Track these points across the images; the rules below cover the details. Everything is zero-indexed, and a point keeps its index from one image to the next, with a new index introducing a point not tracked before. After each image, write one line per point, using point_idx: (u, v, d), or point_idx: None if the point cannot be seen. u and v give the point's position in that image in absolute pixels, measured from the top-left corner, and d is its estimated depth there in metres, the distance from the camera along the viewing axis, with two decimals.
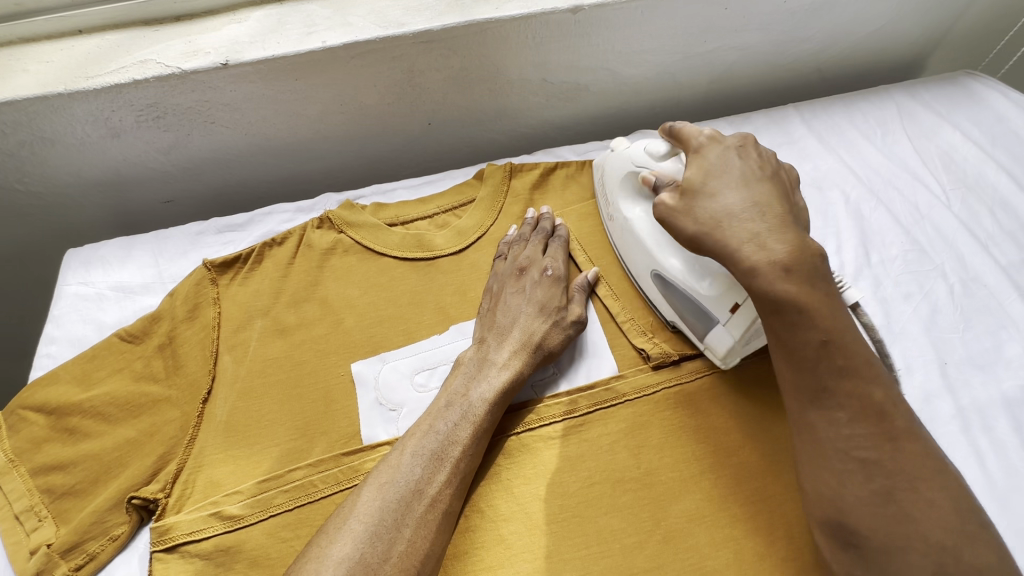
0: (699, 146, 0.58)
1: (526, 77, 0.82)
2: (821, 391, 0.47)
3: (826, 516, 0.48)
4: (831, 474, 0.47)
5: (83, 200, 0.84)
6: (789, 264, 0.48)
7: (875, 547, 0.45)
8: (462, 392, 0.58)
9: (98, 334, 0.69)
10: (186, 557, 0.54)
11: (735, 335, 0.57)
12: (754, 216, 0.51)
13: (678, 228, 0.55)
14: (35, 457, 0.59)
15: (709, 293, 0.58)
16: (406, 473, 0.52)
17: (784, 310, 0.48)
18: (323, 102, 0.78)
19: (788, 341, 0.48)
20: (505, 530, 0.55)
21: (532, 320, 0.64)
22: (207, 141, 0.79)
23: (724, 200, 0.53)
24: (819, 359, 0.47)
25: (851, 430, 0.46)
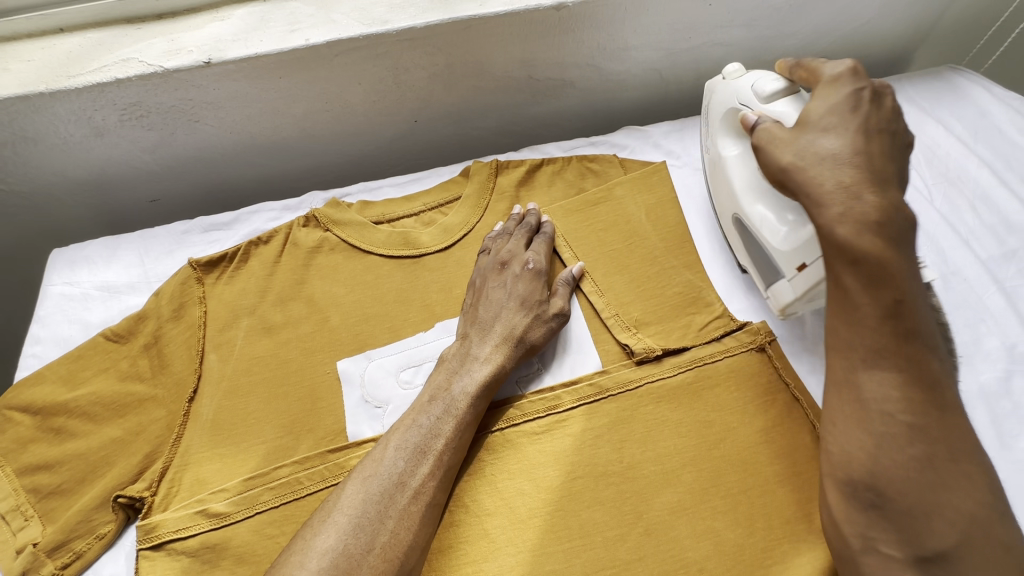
0: (835, 77, 0.55)
1: (511, 73, 0.82)
2: (878, 349, 0.48)
3: (855, 474, 0.48)
4: (871, 432, 0.48)
5: (69, 199, 0.83)
6: (880, 220, 0.48)
7: (902, 507, 0.46)
8: (444, 386, 0.59)
9: (84, 334, 0.69)
10: (173, 555, 0.55)
11: (797, 293, 0.60)
12: (852, 163, 0.51)
13: (772, 158, 0.55)
14: (21, 457, 0.59)
15: (781, 248, 0.60)
16: (389, 466, 0.53)
17: (858, 263, 0.49)
18: (308, 100, 0.78)
19: (856, 299, 0.49)
20: (489, 524, 0.56)
21: (514, 314, 0.65)
22: (192, 140, 0.79)
23: (832, 138, 0.52)
24: (891, 320, 0.48)
25: (911, 393, 0.47)
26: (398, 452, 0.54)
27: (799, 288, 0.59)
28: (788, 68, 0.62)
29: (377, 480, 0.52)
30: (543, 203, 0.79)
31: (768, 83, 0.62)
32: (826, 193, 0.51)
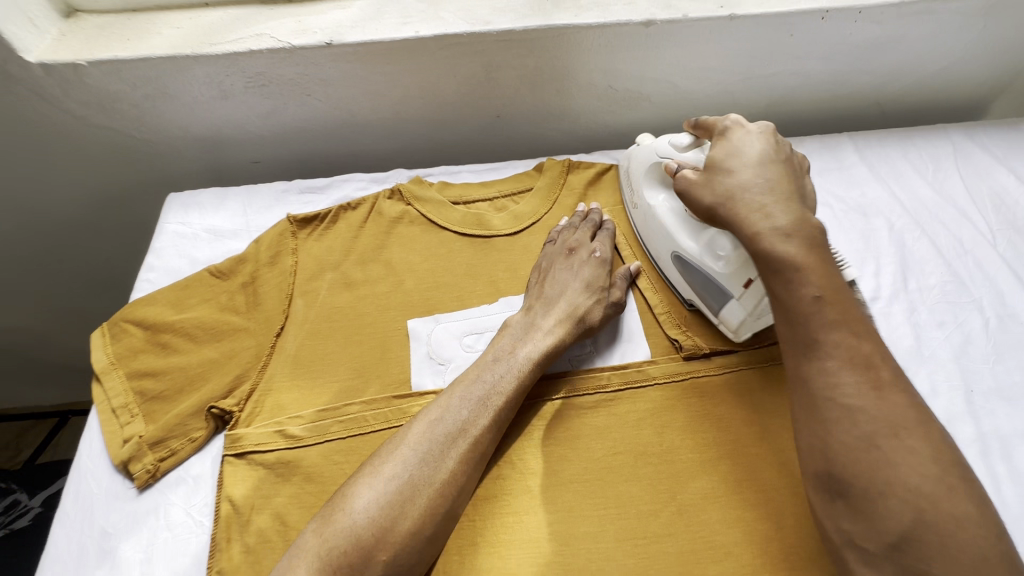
0: (733, 129, 0.64)
1: (593, 82, 0.88)
2: (808, 345, 0.52)
3: (817, 467, 0.51)
4: (819, 425, 0.51)
5: (185, 153, 0.94)
6: (788, 231, 0.55)
7: (862, 493, 0.48)
8: (508, 350, 0.64)
9: (191, 268, 0.78)
10: (251, 464, 0.61)
11: (747, 309, 0.62)
12: (756, 190, 0.58)
13: (699, 199, 0.62)
14: (132, 362, 0.68)
15: (725, 271, 0.63)
16: (455, 412, 0.58)
17: (776, 270, 0.54)
18: (407, 87, 0.86)
19: (782, 300, 0.54)
20: (532, 482, 0.61)
21: (577, 294, 0.70)
22: (300, 111, 0.88)
23: (740, 176, 0.59)
24: (812, 315, 0.52)
25: (842, 381, 0.50)
26: (438, 411, 0.59)
27: (747, 304, 0.62)
28: (691, 125, 0.69)
29: (434, 434, 0.57)
30: (608, 203, 0.84)
31: (678, 139, 0.70)
32: (740, 220, 0.57)
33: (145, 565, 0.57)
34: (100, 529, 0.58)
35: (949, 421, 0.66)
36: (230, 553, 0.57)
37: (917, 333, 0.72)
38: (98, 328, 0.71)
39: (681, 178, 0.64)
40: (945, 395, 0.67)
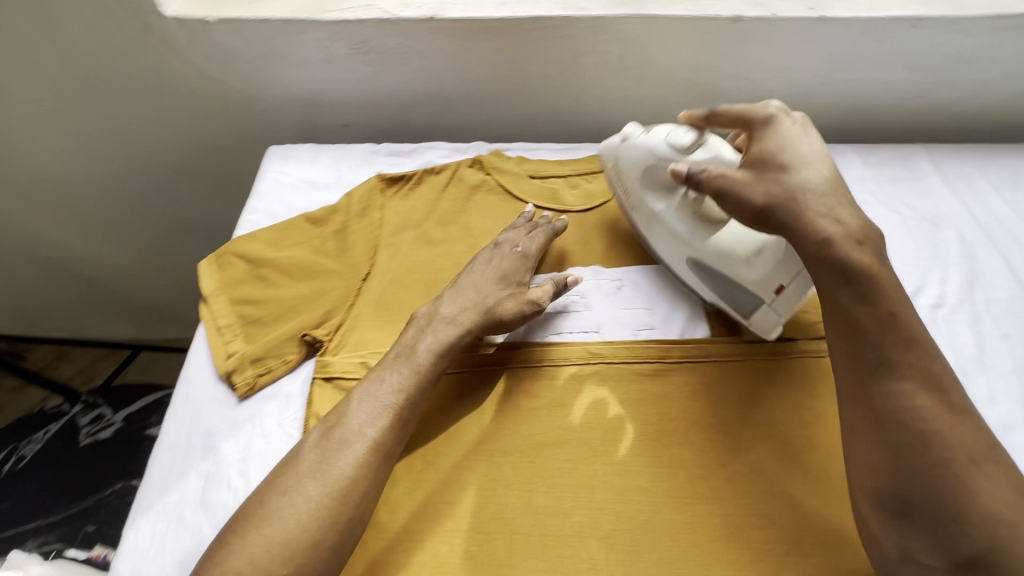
0: (770, 120, 0.62)
1: (674, 74, 0.91)
2: (878, 365, 0.54)
3: (881, 485, 0.52)
4: (890, 444, 0.52)
5: (284, 111, 1.02)
6: (858, 238, 0.56)
7: (932, 512, 0.50)
8: (410, 344, 0.66)
9: (287, 213, 0.85)
10: (337, 389, 0.68)
11: (783, 311, 0.65)
12: (823, 187, 0.58)
13: (749, 202, 0.59)
14: (236, 290, 0.76)
15: (756, 278, 0.64)
16: (416, 358, 0.65)
17: (852, 283, 0.55)
18: (496, 64, 0.91)
19: (852, 316, 0.55)
20: (589, 435, 0.65)
21: (491, 287, 0.71)
22: (394, 81, 0.94)
23: (797, 176, 0.58)
24: (890, 336, 0.54)
25: (915, 403, 0.52)
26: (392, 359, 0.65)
27: (784, 308, 0.65)
28: (697, 119, 0.67)
29: (396, 371, 0.64)
30: None
31: (678, 137, 0.67)
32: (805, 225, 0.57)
33: (241, 463, 0.64)
34: (205, 429, 0.67)
35: (1006, 429, 0.67)
36: None
37: (980, 342, 0.72)
38: (206, 258, 0.78)
39: (718, 177, 0.61)
40: (1003, 404, 0.68)
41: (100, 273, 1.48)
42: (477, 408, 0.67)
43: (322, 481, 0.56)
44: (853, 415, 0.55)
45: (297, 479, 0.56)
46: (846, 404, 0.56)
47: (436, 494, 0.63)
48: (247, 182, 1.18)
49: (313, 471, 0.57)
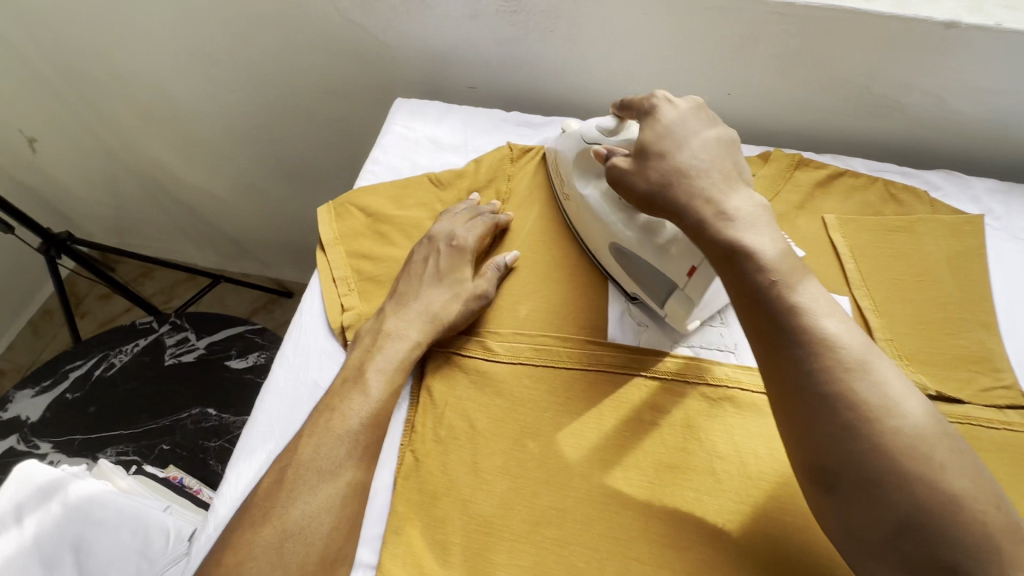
0: (653, 109, 0.59)
1: (852, 79, 0.81)
2: (772, 334, 0.47)
3: (804, 460, 0.45)
4: (784, 407, 0.46)
5: (412, 64, 0.97)
6: (737, 216, 0.51)
7: (855, 483, 0.42)
8: (360, 362, 0.61)
9: (410, 170, 0.82)
10: (450, 364, 0.64)
11: (695, 298, 0.59)
12: (708, 165, 0.54)
13: (639, 186, 0.56)
14: (354, 242, 0.73)
15: (665, 261, 0.59)
16: (398, 350, 0.62)
17: (731, 258, 0.49)
18: (652, 43, 0.83)
19: (735, 281, 0.49)
20: (719, 466, 0.57)
21: (434, 293, 0.66)
22: (535, 47, 0.88)
23: (678, 156, 0.54)
24: (769, 293, 0.47)
25: (790, 359, 0.46)
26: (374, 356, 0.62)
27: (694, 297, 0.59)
28: (618, 108, 0.65)
29: (388, 362, 0.61)
30: (836, 211, 0.77)
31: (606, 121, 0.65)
32: (681, 198, 0.53)
33: None
34: (315, 382, 0.64)
35: None
36: (424, 437, 0.60)
37: None
38: (326, 204, 0.75)
39: (615, 164, 0.58)
40: None
41: (197, 200, 1.51)
42: (595, 410, 0.61)
43: (346, 463, 0.55)
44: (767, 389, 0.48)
45: (322, 459, 0.54)
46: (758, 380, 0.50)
47: (542, 497, 0.56)
48: (356, 132, 1.15)
49: (330, 448, 0.55)
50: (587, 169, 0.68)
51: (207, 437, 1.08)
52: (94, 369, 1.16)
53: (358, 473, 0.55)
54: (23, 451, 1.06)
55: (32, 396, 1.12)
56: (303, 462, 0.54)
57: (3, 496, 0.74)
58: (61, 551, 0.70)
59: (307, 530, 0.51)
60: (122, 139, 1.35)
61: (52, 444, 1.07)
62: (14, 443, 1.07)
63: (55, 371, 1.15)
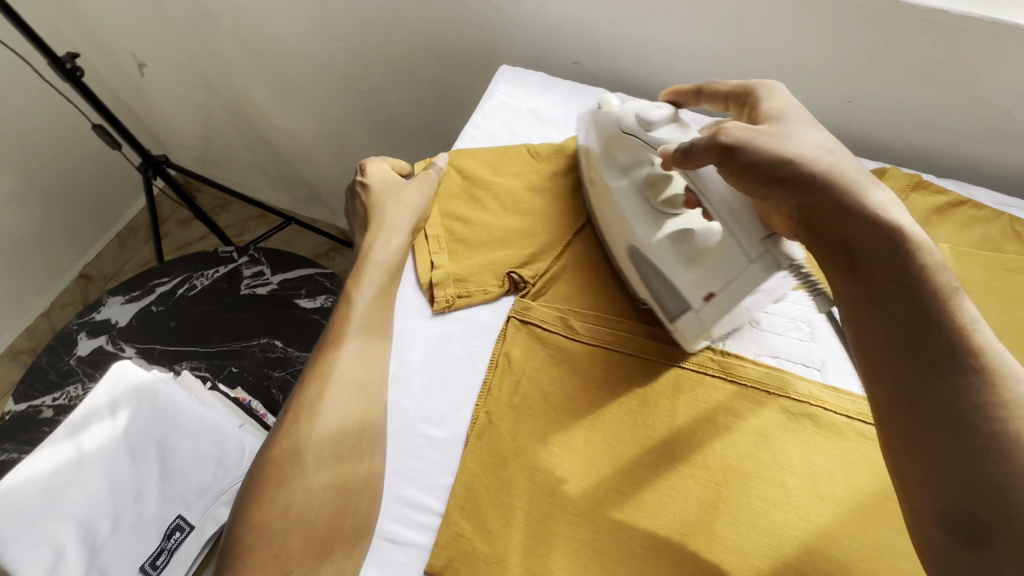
0: (773, 99, 0.59)
1: (992, 101, 0.75)
2: (916, 349, 0.42)
3: (943, 504, 0.39)
4: (919, 433, 0.41)
5: (517, 33, 0.96)
6: (887, 201, 0.48)
7: (1015, 538, 0.36)
8: (341, 345, 0.60)
9: (508, 139, 0.82)
10: (531, 335, 0.64)
11: (705, 323, 0.58)
12: (840, 158, 0.50)
13: (766, 164, 0.51)
14: (448, 203, 0.74)
15: (689, 279, 0.59)
16: (390, 253, 0.67)
17: (880, 253, 0.45)
18: (777, 38, 0.79)
19: (871, 283, 0.45)
20: (789, 480, 0.57)
21: (408, 207, 0.71)
22: (649, 29, 0.85)
23: (815, 138, 0.52)
24: (925, 304, 0.43)
25: (934, 380, 0.41)
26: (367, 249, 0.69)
27: (706, 323, 0.58)
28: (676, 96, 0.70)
29: (381, 267, 0.66)
30: (949, 240, 0.72)
31: (647, 112, 0.63)
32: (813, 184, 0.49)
33: (425, 376, 0.63)
34: (398, 331, 0.66)
35: None
36: (498, 401, 0.60)
37: None
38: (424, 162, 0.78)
39: (728, 129, 0.53)
40: None
41: (283, 142, 1.56)
42: (669, 402, 0.61)
43: (357, 369, 0.59)
44: (893, 412, 0.43)
45: (324, 423, 0.56)
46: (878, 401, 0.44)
47: (607, 479, 0.56)
48: (448, 94, 1.15)
49: (319, 436, 0.55)
50: (620, 156, 0.68)
51: (272, 367, 1.13)
52: (177, 288, 1.24)
53: (355, 463, 0.55)
54: (111, 351, 1.15)
55: (122, 304, 1.21)
56: (297, 451, 0.55)
57: (103, 389, 0.81)
58: (147, 447, 0.77)
59: (304, 510, 0.53)
60: (223, 73, 1.41)
61: (135, 349, 1.16)
62: (103, 343, 1.16)
63: (144, 284, 1.24)
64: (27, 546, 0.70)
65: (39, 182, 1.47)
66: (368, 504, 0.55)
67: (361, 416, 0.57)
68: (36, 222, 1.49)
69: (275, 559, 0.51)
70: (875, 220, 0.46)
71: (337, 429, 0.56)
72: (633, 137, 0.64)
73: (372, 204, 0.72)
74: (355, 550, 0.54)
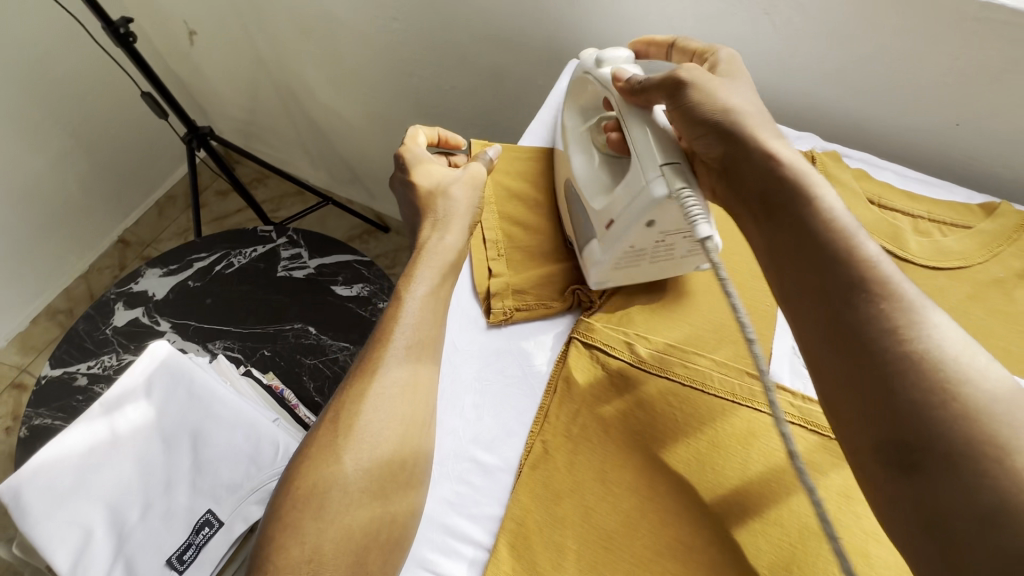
0: (718, 57, 0.63)
1: None
2: (824, 285, 0.45)
3: (877, 435, 0.39)
4: (843, 370, 0.42)
5: (588, 27, 0.90)
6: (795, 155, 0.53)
7: (941, 454, 0.36)
8: (391, 342, 0.53)
9: None
10: (593, 360, 0.60)
11: (603, 253, 0.59)
12: (757, 115, 0.56)
13: (701, 110, 0.55)
14: (508, 206, 0.70)
15: (596, 206, 0.59)
16: (446, 250, 0.60)
17: (791, 196, 0.50)
18: (883, 49, 0.71)
19: (784, 224, 0.49)
20: (874, 549, 0.50)
21: (465, 203, 0.63)
22: (738, 31, 0.78)
23: (743, 97, 0.57)
24: (829, 240, 0.46)
25: (846, 311, 0.43)
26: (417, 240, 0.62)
27: (604, 253, 0.59)
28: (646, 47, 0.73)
29: (435, 264, 0.58)
30: None
31: (607, 51, 0.66)
32: (736, 133, 0.53)
33: (478, 396, 0.59)
34: (451, 342, 0.62)
35: None
36: (554, 428, 0.56)
37: None
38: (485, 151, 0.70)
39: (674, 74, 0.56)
40: None
41: (327, 121, 1.53)
42: (742, 449, 0.55)
43: (405, 362, 0.52)
44: (815, 353, 0.45)
45: (370, 433, 0.49)
46: (804, 347, 0.46)
47: (670, 527, 0.51)
48: (505, 84, 1.09)
49: (366, 448, 0.48)
50: (584, 101, 0.70)
51: (304, 354, 1.10)
52: (215, 264, 1.22)
53: (398, 486, 0.49)
54: (146, 324, 1.15)
55: (160, 276, 1.20)
56: (339, 460, 0.48)
57: (137, 368, 0.79)
58: (180, 434, 0.75)
59: (339, 533, 0.46)
60: (273, 47, 1.37)
61: (170, 324, 1.15)
62: (140, 315, 1.16)
63: (182, 258, 1.23)
64: (57, 526, 0.69)
65: (85, 143, 1.46)
66: (407, 510, 0.49)
67: (410, 413, 0.51)
68: (80, 185, 1.49)
69: (309, 564, 0.44)
70: (783, 167, 0.51)
71: (385, 426, 0.49)
72: (590, 74, 0.66)
73: (421, 188, 0.64)
74: (391, 564, 0.47)
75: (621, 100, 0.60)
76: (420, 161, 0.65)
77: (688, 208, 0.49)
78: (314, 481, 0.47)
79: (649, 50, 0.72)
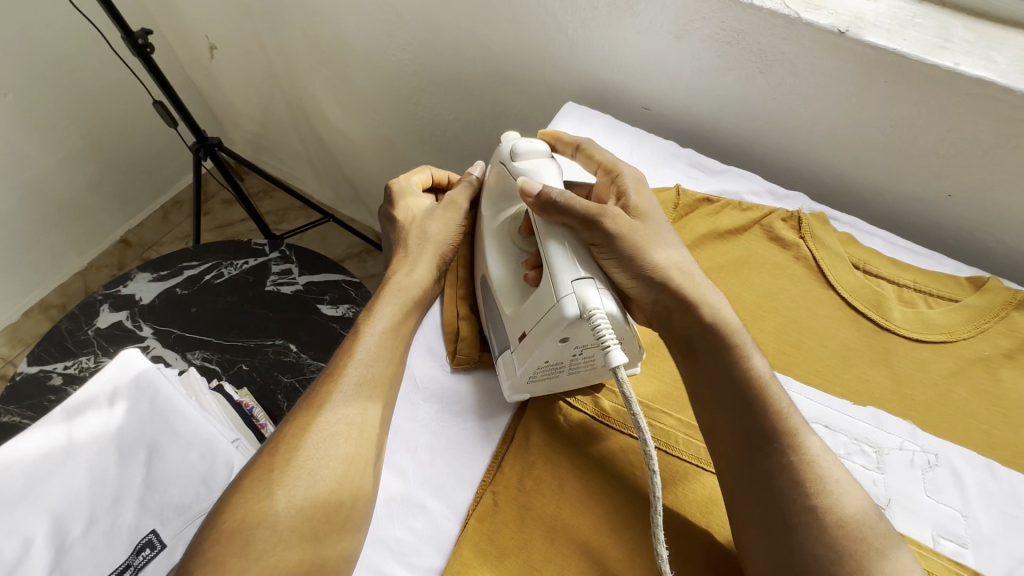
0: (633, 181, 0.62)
1: None
2: (736, 439, 0.51)
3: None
4: (746, 486, 0.49)
5: (589, 72, 0.90)
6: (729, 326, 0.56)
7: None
8: (343, 379, 0.52)
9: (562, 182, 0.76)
10: (559, 411, 0.58)
11: (518, 364, 0.56)
12: (688, 264, 0.59)
13: (635, 259, 0.56)
14: None
15: (512, 311, 0.57)
16: (411, 287, 0.59)
17: (717, 351, 0.54)
18: (875, 116, 0.71)
19: (705, 374, 0.55)
20: None
21: (436, 239, 0.63)
22: (734, 87, 0.78)
23: (670, 249, 0.59)
24: (749, 398, 0.51)
25: (762, 459, 0.49)
26: (387, 273, 0.62)
27: (521, 365, 0.55)
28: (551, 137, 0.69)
29: (396, 300, 0.58)
30: None
31: (523, 142, 0.63)
32: (666, 284, 0.57)
33: (433, 437, 0.57)
34: (415, 379, 0.61)
35: None
36: (508, 481, 0.54)
37: None
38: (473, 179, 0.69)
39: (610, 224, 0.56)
40: None
41: (335, 141, 1.55)
42: (700, 517, 0.53)
43: (354, 400, 0.52)
44: (728, 469, 0.51)
45: (310, 472, 0.48)
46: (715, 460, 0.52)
47: None
48: (506, 120, 1.10)
49: (301, 489, 0.47)
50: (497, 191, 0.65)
51: (282, 371, 1.09)
52: (204, 274, 1.22)
53: (331, 531, 0.47)
54: (128, 328, 1.14)
55: (148, 281, 1.20)
56: (273, 501, 0.46)
57: (104, 375, 0.78)
58: (135, 447, 0.73)
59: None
60: (289, 67, 1.41)
61: (152, 330, 1.14)
62: (123, 318, 1.16)
63: (173, 265, 1.23)
64: None
65: (97, 146, 1.49)
66: (340, 554, 0.47)
67: (354, 453, 0.50)
68: (86, 185, 1.52)
69: None
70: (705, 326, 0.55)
71: (326, 464, 0.49)
72: (511, 172, 0.63)
73: (399, 222, 0.65)
74: None
75: (537, 219, 0.58)
76: (405, 193, 0.67)
77: (600, 330, 0.49)
78: (242, 516, 0.46)
79: (557, 146, 0.69)
